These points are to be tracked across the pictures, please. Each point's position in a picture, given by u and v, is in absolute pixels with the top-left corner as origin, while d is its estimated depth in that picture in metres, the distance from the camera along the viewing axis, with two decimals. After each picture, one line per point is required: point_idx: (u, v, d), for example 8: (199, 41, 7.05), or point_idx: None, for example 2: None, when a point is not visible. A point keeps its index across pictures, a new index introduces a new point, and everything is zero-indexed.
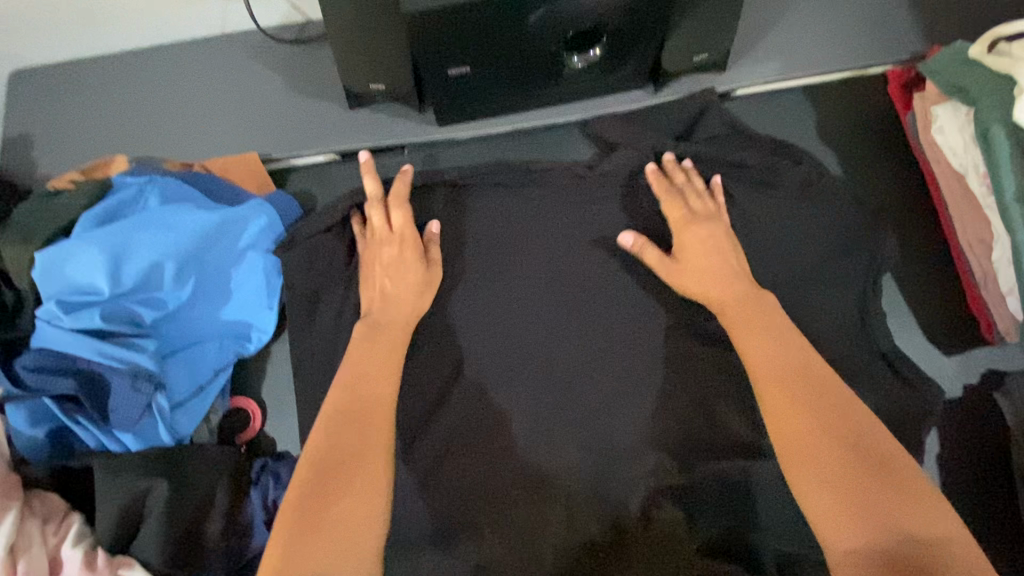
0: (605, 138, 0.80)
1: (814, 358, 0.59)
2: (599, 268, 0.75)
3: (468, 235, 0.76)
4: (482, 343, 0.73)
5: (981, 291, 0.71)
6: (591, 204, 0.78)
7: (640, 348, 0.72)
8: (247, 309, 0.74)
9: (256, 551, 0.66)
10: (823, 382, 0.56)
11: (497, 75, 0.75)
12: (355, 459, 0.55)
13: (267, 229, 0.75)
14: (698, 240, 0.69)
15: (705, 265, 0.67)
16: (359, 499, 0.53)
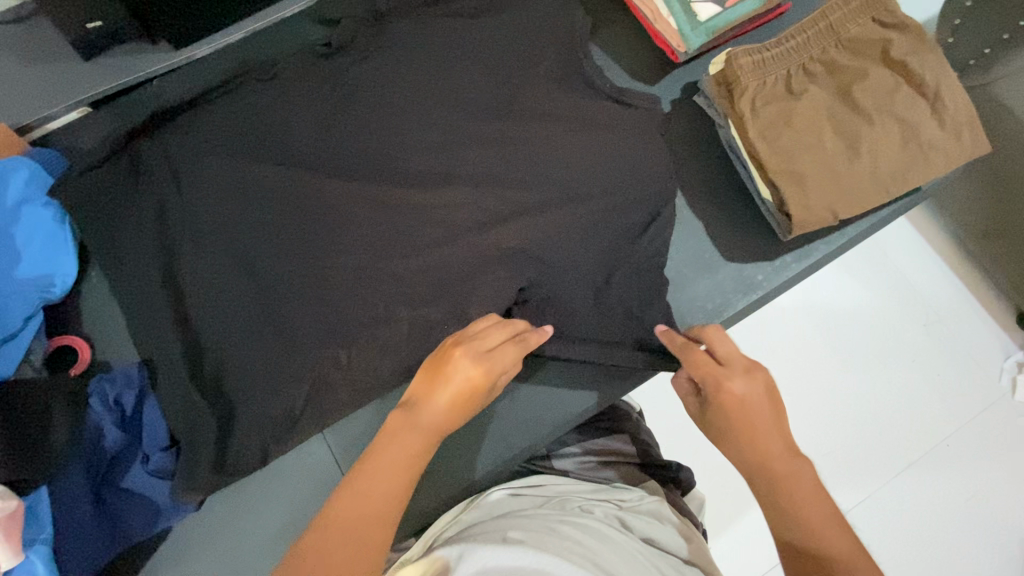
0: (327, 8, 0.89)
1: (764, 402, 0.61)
2: (351, 104, 0.79)
3: (222, 116, 0.79)
4: (260, 203, 0.75)
5: (656, 25, 0.85)
6: (330, 56, 0.84)
7: (406, 153, 0.78)
8: (41, 257, 0.77)
9: (114, 448, 0.71)
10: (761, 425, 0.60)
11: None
12: (387, 474, 0.58)
13: (35, 180, 0.78)
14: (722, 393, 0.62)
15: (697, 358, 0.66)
16: (376, 523, 0.55)
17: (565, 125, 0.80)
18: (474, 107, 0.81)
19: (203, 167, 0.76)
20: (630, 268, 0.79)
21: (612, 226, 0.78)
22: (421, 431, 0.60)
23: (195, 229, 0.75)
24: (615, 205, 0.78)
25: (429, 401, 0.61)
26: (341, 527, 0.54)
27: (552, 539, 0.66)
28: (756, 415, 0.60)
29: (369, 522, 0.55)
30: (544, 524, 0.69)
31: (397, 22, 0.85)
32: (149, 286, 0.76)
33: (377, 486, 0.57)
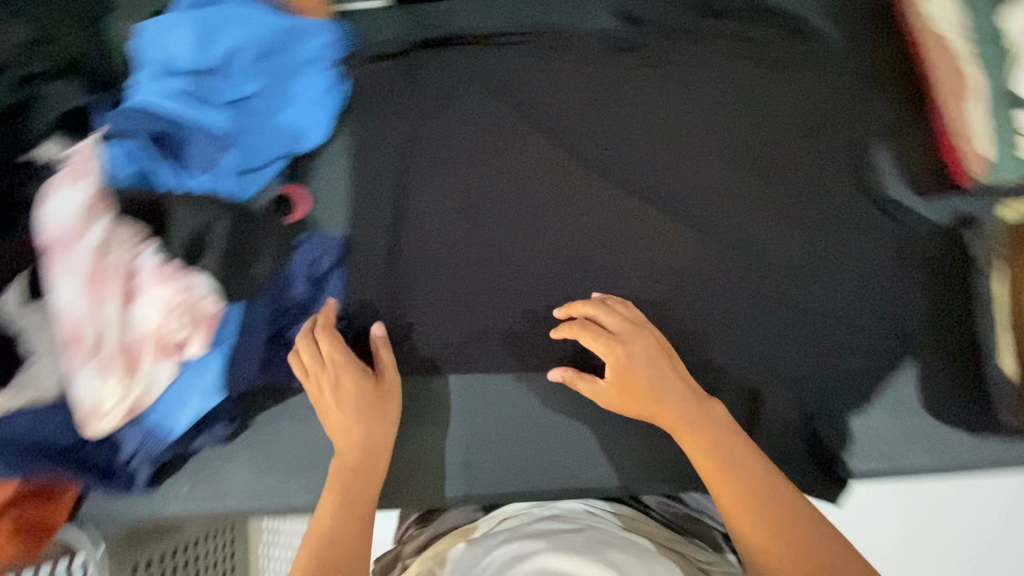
0: None
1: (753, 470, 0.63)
2: (613, 109, 0.83)
3: (498, 73, 0.86)
4: (501, 167, 0.83)
5: (954, 138, 0.78)
6: (614, 48, 0.86)
7: (647, 173, 0.81)
8: (305, 112, 0.84)
9: (296, 300, 0.76)
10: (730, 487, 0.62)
11: None
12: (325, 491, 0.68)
13: (328, 46, 0.86)
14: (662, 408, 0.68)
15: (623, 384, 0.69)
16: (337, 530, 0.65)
17: (803, 211, 0.79)
18: (725, 157, 0.81)
19: (467, 113, 0.85)
20: (816, 375, 0.74)
21: (809, 322, 0.76)
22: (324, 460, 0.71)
23: (442, 160, 0.84)
24: (818, 304, 0.76)
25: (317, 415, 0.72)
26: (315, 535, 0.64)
27: (617, 556, 0.61)
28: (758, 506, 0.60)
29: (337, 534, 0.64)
30: (613, 543, 0.64)
31: (691, 40, 0.85)
32: (379, 185, 0.83)
33: (338, 491, 0.68)
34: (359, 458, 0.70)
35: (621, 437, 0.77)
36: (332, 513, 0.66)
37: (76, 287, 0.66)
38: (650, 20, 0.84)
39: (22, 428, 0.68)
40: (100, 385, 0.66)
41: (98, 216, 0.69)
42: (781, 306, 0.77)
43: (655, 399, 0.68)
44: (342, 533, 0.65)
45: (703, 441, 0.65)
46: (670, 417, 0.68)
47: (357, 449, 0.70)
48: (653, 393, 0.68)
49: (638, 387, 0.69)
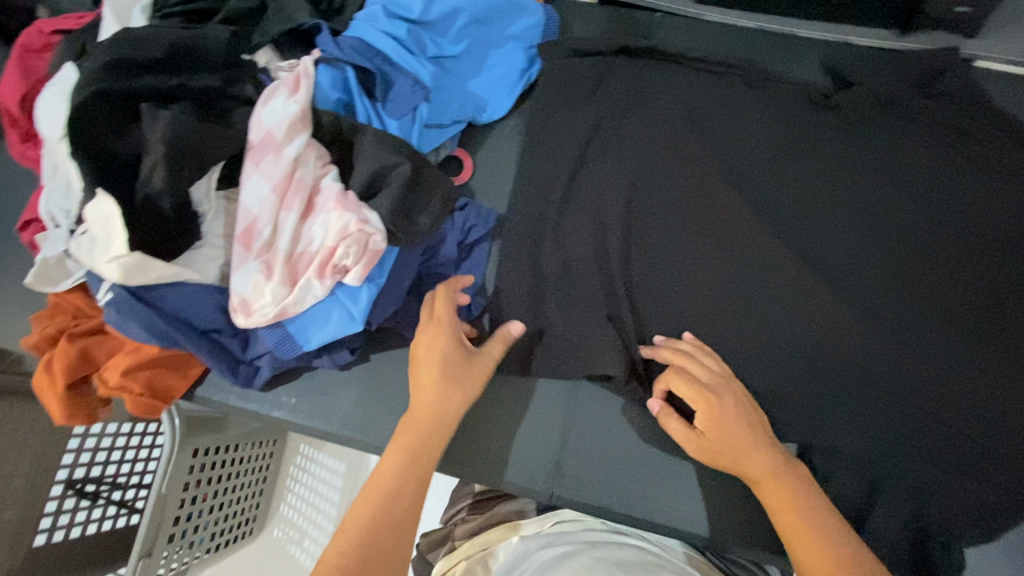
0: (847, 57, 0.86)
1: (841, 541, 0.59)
2: (802, 160, 0.80)
3: (692, 93, 0.84)
4: (673, 183, 0.80)
5: None
6: (815, 102, 0.84)
7: (822, 234, 0.78)
8: (494, 86, 0.87)
9: (443, 258, 0.80)
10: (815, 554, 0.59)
11: None
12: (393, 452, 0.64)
13: (532, 29, 0.89)
14: (759, 467, 0.65)
15: (734, 437, 0.66)
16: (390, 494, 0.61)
17: (983, 324, 0.73)
18: (909, 242, 0.76)
19: (651, 121, 0.83)
20: (955, 499, 0.68)
21: (963, 442, 0.69)
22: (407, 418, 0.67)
23: (615, 161, 0.81)
24: (979, 426, 0.70)
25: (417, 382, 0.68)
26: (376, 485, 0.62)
27: (643, 565, 0.65)
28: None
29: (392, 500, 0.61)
30: (641, 555, 0.68)
31: (897, 115, 0.82)
32: (546, 169, 0.83)
33: (402, 456, 0.64)
34: (432, 423, 0.67)
35: (718, 492, 0.74)
36: (396, 466, 0.63)
37: (268, 190, 0.71)
38: (856, 87, 0.84)
39: (179, 302, 0.73)
40: (261, 285, 0.70)
41: (298, 132, 0.73)
42: (936, 415, 0.70)
43: (742, 456, 0.65)
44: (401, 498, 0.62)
45: (799, 515, 0.62)
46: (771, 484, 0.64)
47: (430, 408, 0.67)
48: (734, 452, 0.65)
49: (731, 446, 0.66)
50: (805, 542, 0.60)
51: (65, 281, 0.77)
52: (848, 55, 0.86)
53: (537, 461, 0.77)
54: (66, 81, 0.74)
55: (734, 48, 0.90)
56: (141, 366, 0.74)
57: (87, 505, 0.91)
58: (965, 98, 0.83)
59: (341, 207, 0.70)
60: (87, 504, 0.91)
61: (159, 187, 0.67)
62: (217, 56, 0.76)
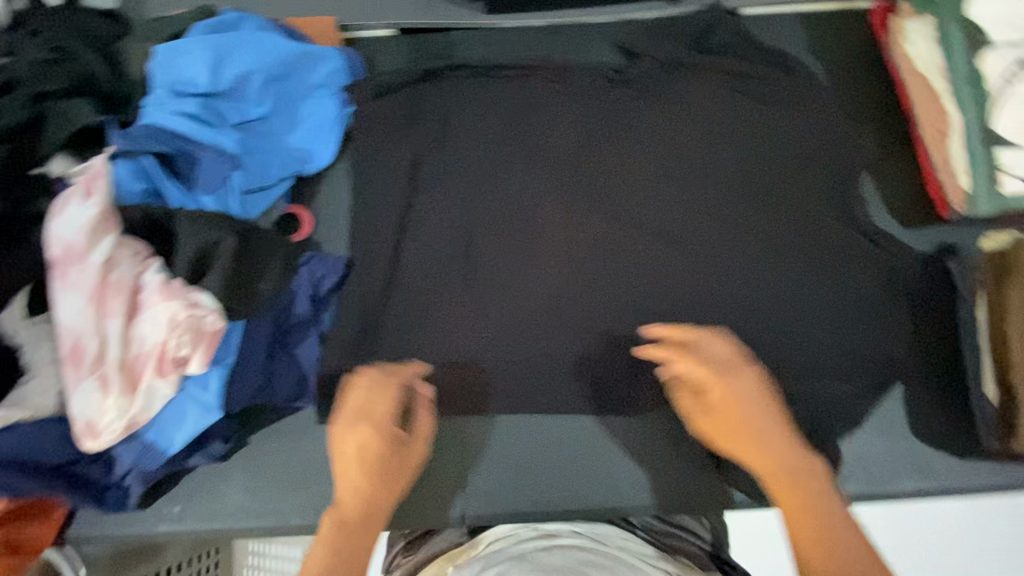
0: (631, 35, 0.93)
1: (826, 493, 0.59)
2: (609, 138, 0.88)
3: (497, 103, 0.89)
4: (505, 189, 0.86)
5: (940, 175, 0.80)
6: (609, 81, 0.90)
7: (641, 199, 0.85)
8: (312, 137, 0.87)
9: (297, 317, 0.77)
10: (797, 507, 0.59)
11: None
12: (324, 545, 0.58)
13: (336, 72, 0.89)
14: (756, 445, 0.64)
15: (720, 412, 0.66)
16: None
17: (791, 242, 0.82)
18: (716, 185, 0.85)
19: (469, 137, 0.88)
20: (808, 396, 0.76)
21: (800, 346, 0.78)
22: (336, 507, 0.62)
23: (446, 183, 0.86)
24: (808, 330, 0.79)
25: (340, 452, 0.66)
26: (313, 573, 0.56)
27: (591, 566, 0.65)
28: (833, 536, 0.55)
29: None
30: (595, 558, 0.67)
31: (682, 76, 0.90)
32: (381, 205, 0.84)
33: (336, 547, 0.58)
34: (365, 504, 0.63)
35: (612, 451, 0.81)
36: (327, 555, 0.57)
37: (81, 302, 0.66)
38: (643, 59, 0.91)
39: (13, 446, 0.66)
40: (101, 402, 0.66)
41: (103, 234, 0.69)
42: (772, 328, 0.79)
43: (750, 438, 0.64)
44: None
45: (787, 480, 0.61)
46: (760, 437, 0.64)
47: (359, 498, 0.63)
48: (740, 428, 0.64)
49: (728, 422, 0.66)
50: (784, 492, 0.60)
51: None
52: (632, 33, 0.93)
53: None
54: None
55: (531, 48, 0.95)
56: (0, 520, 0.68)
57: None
58: (738, 46, 0.91)
59: (168, 297, 0.67)
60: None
61: None
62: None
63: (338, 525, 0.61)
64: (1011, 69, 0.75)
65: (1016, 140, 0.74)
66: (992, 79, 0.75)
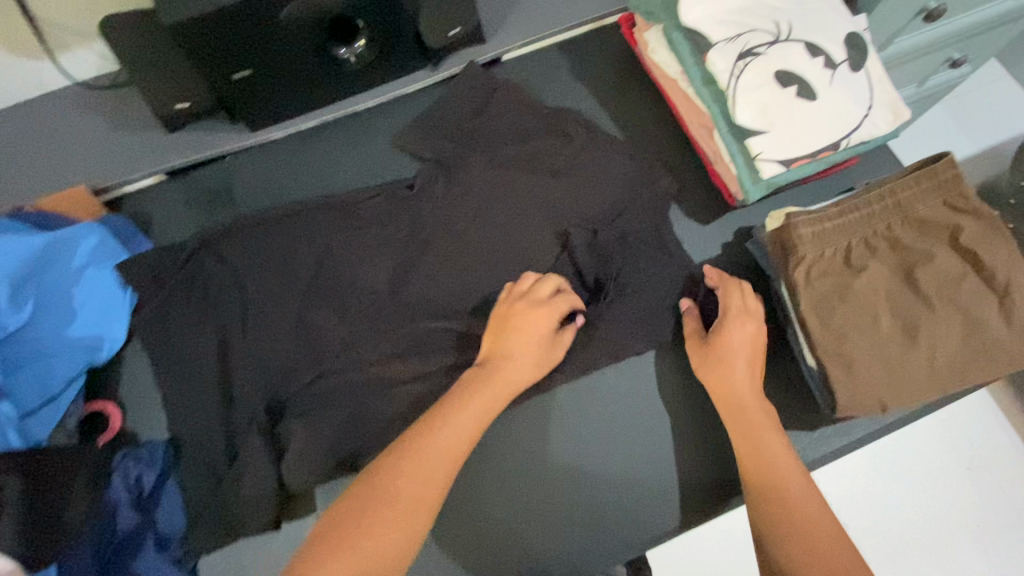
0: (407, 129, 0.91)
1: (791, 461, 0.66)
2: (412, 225, 0.86)
3: (285, 225, 0.86)
4: (320, 310, 0.82)
5: (717, 167, 0.84)
6: (391, 172, 0.92)
7: (460, 282, 0.83)
8: (96, 324, 0.80)
9: (124, 531, 0.72)
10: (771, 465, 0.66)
11: (294, 94, 0.88)
12: (424, 471, 0.61)
13: (104, 245, 0.83)
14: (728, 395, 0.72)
15: (733, 364, 0.72)
16: (416, 503, 0.59)
17: (606, 278, 0.83)
18: (526, 238, 0.85)
19: (268, 269, 0.84)
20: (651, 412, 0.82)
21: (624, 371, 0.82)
22: (476, 402, 0.67)
23: (257, 326, 0.81)
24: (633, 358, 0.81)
25: (508, 362, 0.71)
26: (406, 497, 0.59)
27: None
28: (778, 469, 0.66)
29: (406, 499, 0.59)
30: None
31: (463, 145, 0.90)
32: (192, 372, 0.79)
33: (427, 454, 0.62)
34: (491, 401, 0.68)
35: (507, 536, 0.77)
36: (423, 462, 0.61)
37: None
38: (422, 140, 0.91)
39: None
40: None
41: None
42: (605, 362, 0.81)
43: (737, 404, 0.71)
44: (424, 498, 0.60)
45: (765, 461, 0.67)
46: (717, 378, 0.73)
47: (501, 389, 0.70)
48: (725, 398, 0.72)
49: (717, 354, 0.73)
50: (778, 457, 0.66)
51: None
52: (408, 130, 0.91)
53: None
54: None
55: (310, 156, 0.93)
56: None
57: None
58: (508, 99, 0.93)
59: None
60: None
61: None
62: None
63: (439, 420, 0.65)
64: (736, 64, 0.77)
65: (762, 126, 0.76)
66: (721, 75, 0.77)
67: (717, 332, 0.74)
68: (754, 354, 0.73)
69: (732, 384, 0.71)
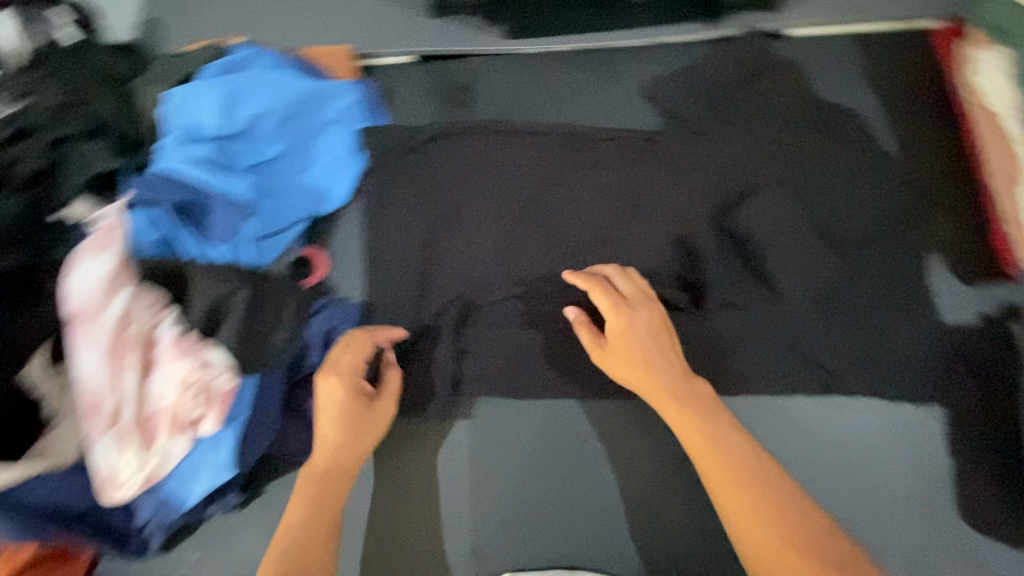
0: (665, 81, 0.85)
1: (785, 483, 0.58)
2: (641, 180, 0.81)
3: (515, 141, 0.85)
4: (527, 234, 0.81)
5: (1008, 227, 0.72)
6: (630, 116, 0.86)
7: (675, 255, 0.77)
8: (330, 175, 0.85)
9: (311, 370, 0.76)
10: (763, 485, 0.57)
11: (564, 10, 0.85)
12: (306, 520, 0.63)
13: (353, 107, 0.87)
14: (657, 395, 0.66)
15: (632, 364, 0.68)
16: (314, 547, 0.61)
17: (831, 303, 0.75)
18: (766, 233, 0.77)
19: (488, 178, 0.84)
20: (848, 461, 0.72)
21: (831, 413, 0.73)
22: (333, 459, 0.67)
23: (464, 230, 0.83)
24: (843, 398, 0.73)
25: (370, 413, 0.70)
26: (300, 533, 0.62)
27: None
28: (771, 490, 0.57)
29: (302, 548, 0.60)
30: None
31: (717, 114, 0.83)
32: (399, 251, 0.83)
33: (301, 508, 0.64)
34: (333, 463, 0.68)
35: (647, 525, 0.72)
36: (297, 517, 0.63)
37: (97, 358, 0.66)
38: (676, 97, 0.84)
39: (44, 492, 0.69)
40: (121, 455, 0.66)
41: (117, 289, 0.69)
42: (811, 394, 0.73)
43: (696, 414, 0.64)
44: (313, 544, 0.61)
45: (753, 484, 0.58)
46: (642, 378, 0.67)
47: (328, 454, 0.68)
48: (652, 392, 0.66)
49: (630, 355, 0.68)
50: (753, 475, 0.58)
51: None
52: (665, 80, 0.85)
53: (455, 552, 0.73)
54: None
55: (553, 78, 0.89)
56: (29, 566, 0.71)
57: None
58: (779, 79, 0.84)
59: (183, 356, 0.68)
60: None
61: None
62: None
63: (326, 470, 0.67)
64: None
65: None
66: None
67: (618, 332, 0.69)
68: (646, 351, 0.68)
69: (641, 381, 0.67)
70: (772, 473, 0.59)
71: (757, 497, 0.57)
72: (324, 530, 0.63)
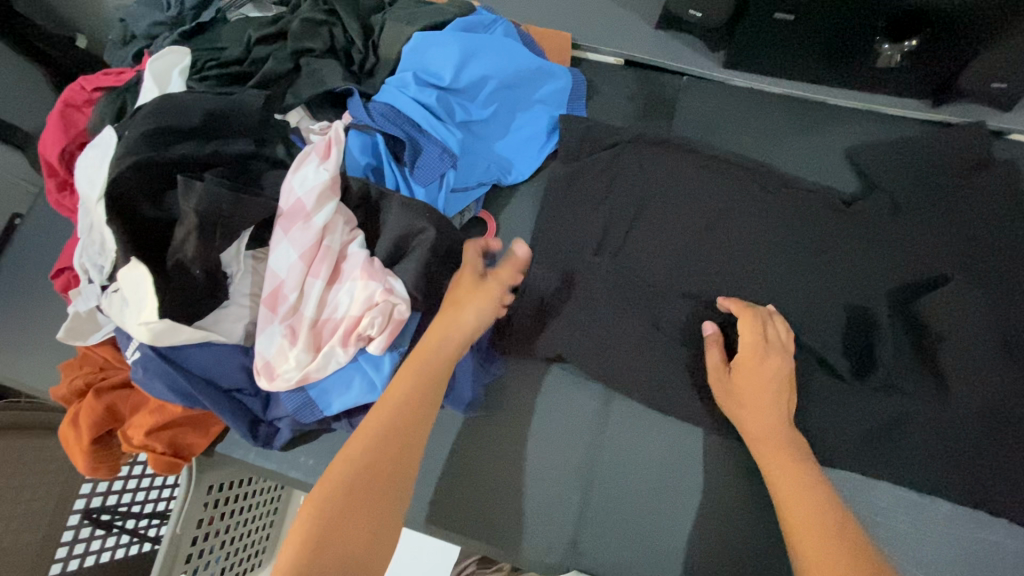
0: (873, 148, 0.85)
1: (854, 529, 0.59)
2: (827, 237, 0.81)
3: (710, 164, 0.86)
4: (700, 257, 0.82)
5: None
6: (826, 175, 0.88)
7: (840, 319, 0.78)
8: (525, 151, 0.88)
9: None
10: (829, 522, 0.60)
11: (793, 58, 0.87)
12: (395, 414, 0.62)
13: (559, 94, 0.89)
14: (762, 428, 0.68)
15: (746, 397, 0.70)
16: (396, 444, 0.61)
17: (1002, 416, 0.72)
18: (952, 327, 0.74)
19: (675, 193, 0.85)
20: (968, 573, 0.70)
21: (961, 521, 0.72)
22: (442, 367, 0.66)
23: (639, 235, 0.84)
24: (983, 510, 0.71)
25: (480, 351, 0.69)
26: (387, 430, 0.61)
27: None
28: (839, 529, 0.59)
29: (385, 442, 0.60)
30: None
31: (925, 191, 0.81)
32: (570, 238, 0.85)
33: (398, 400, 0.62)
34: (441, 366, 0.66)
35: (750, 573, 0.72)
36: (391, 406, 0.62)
37: (296, 257, 0.71)
38: (877, 168, 0.84)
39: (204, 364, 0.73)
40: (285, 350, 0.70)
41: (327, 200, 0.72)
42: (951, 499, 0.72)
43: (783, 450, 0.66)
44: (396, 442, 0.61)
45: (820, 519, 0.60)
46: (749, 413, 0.69)
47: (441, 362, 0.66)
48: (751, 426, 0.69)
49: (746, 387, 0.70)
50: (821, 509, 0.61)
51: (95, 334, 0.80)
52: (873, 148, 0.85)
53: (552, 535, 0.75)
54: (105, 144, 0.74)
55: (757, 116, 0.91)
56: (165, 424, 0.77)
57: (102, 534, 1.00)
58: (998, 176, 0.81)
59: (369, 276, 0.70)
60: (102, 532, 1.00)
61: (188, 255, 0.67)
62: (251, 118, 0.76)
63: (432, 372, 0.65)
64: None
65: None
66: None
67: (741, 366, 0.71)
68: (769, 390, 0.69)
69: (740, 415, 0.70)
70: (839, 514, 0.60)
71: (823, 530, 0.59)
72: (409, 427, 0.62)
